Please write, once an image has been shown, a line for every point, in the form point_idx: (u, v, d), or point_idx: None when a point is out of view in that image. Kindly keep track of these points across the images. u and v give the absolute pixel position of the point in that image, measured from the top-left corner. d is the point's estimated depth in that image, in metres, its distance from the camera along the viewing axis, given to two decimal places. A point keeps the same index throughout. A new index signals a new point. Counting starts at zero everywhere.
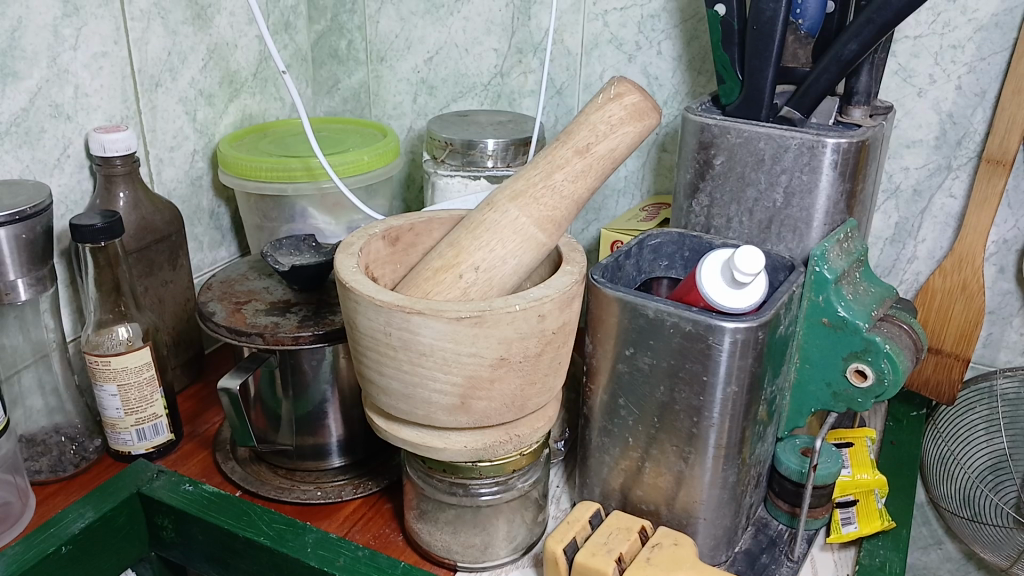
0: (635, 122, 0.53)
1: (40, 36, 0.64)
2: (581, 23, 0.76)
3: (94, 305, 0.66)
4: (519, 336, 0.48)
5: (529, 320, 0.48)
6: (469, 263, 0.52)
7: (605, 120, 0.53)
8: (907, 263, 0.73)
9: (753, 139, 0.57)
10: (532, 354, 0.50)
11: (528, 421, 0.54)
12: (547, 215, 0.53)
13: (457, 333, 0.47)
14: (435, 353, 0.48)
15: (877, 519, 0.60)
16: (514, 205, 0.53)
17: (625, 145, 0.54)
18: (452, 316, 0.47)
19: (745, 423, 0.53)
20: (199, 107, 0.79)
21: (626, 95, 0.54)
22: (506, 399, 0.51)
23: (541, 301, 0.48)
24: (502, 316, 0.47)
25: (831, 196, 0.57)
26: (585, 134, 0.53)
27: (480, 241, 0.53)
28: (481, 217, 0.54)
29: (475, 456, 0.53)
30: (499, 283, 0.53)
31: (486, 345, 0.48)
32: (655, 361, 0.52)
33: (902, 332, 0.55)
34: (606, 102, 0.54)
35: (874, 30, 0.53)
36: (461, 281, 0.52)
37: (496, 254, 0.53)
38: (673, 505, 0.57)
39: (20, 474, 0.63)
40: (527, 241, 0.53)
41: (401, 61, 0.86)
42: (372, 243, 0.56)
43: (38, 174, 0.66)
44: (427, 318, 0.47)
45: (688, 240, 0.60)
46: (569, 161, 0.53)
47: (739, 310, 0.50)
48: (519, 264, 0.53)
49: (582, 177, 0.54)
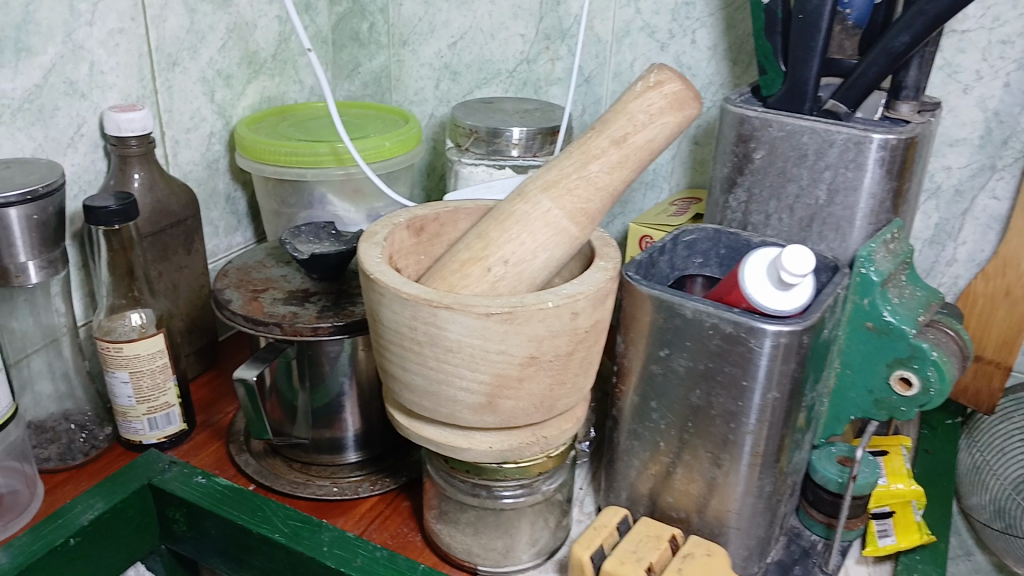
0: (675, 112, 0.51)
1: (56, 11, 0.61)
2: (612, 9, 0.73)
3: (107, 290, 0.64)
4: (551, 334, 0.46)
5: (561, 317, 0.46)
6: (498, 256, 0.50)
7: (645, 109, 0.51)
8: (945, 266, 0.71)
9: (796, 133, 0.55)
10: (563, 352, 0.47)
11: (556, 422, 0.52)
12: (579, 207, 0.51)
13: (486, 330, 0.45)
14: (463, 349, 0.46)
15: (915, 533, 0.58)
16: (546, 196, 0.51)
17: (664, 136, 0.51)
18: (482, 311, 0.44)
19: (785, 430, 0.51)
20: (217, 88, 0.77)
21: (666, 83, 0.51)
22: (535, 400, 0.49)
23: (575, 298, 0.46)
24: (534, 313, 0.45)
25: (876, 194, 0.55)
26: (621, 124, 0.51)
27: (510, 233, 0.51)
28: (509, 208, 0.52)
29: (501, 458, 0.51)
30: (529, 277, 0.51)
31: (516, 343, 0.46)
32: (691, 363, 0.50)
33: (948, 338, 0.53)
34: (645, 91, 0.51)
35: (928, 21, 0.51)
36: (489, 274, 0.50)
37: (526, 247, 0.50)
38: (704, 513, 0.54)
39: (28, 461, 0.61)
40: (559, 235, 0.51)
41: (423, 45, 0.84)
42: (396, 232, 0.53)
43: (51, 154, 0.64)
44: (456, 313, 0.44)
45: (725, 236, 0.58)
46: (605, 152, 0.51)
47: (784, 313, 0.47)
48: (550, 259, 0.51)
49: (618, 168, 0.51)
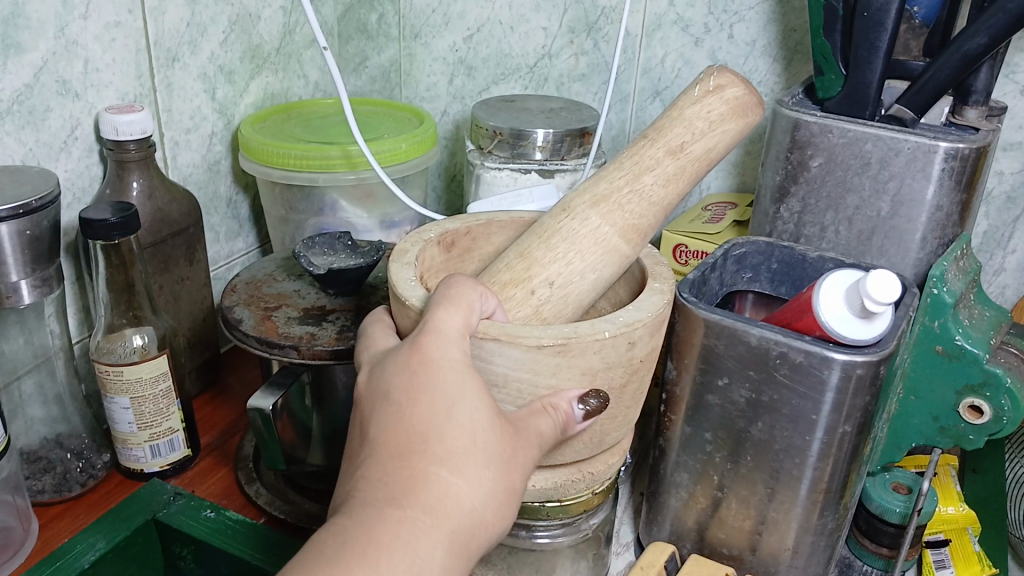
0: (736, 119, 0.47)
1: (47, 3, 0.56)
2: (643, 1, 0.69)
3: (105, 309, 0.59)
4: (606, 366, 0.41)
5: (618, 347, 0.40)
6: (543, 277, 0.45)
7: (704, 116, 0.47)
8: (993, 274, 0.67)
9: (859, 140, 0.51)
10: (618, 384, 0.42)
11: (602, 457, 0.47)
12: (632, 223, 0.46)
13: (536, 363, 0.39)
14: (509, 384, 0.40)
15: (977, 564, 0.55)
16: (596, 211, 0.46)
17: (724, 144, 0.47)
18: (532, 343, 0.39)
19: (851, 465, 0.47)
20: (218, 84, 0.72)
21: (728, 87, 0.47)
22: (586, 436, 0.44)
23: (632, 327, 0.40)
24: (589, 344, 0.39)
25: (942, 207, 0.51)
26: (678, 131, 0.47)
27: (556, 252, 0.46)
28: (554, 224, 0.47)
29: (544, 497, 0.47)
30: (575, 300, 0.46)
31: (568, 377, 0.40)
32: (753, 395, 0.46)
33: (1021, 361, 0.49)
34: (705, 95, 0.47)
35: (1007, 21, 0.47)
36: (533, 297, 0.45)
37: (573, 267, 0.46)
38: (758, 551, 0.51)
39: (20, 494, 0.56)
40: (609, 252, 0.46)
41: (437, 38, 0.79)
42: (427, 249, 0.49)
43: (43, 159, 0.59)
44: (503, 344, 0.39)
45: (778, 249, 0.54)
46: (660, 162, 0.47)
47: (857, 343, 0.43)
48: (598, 279, 0.46)
49: (673, 180, 0.47)
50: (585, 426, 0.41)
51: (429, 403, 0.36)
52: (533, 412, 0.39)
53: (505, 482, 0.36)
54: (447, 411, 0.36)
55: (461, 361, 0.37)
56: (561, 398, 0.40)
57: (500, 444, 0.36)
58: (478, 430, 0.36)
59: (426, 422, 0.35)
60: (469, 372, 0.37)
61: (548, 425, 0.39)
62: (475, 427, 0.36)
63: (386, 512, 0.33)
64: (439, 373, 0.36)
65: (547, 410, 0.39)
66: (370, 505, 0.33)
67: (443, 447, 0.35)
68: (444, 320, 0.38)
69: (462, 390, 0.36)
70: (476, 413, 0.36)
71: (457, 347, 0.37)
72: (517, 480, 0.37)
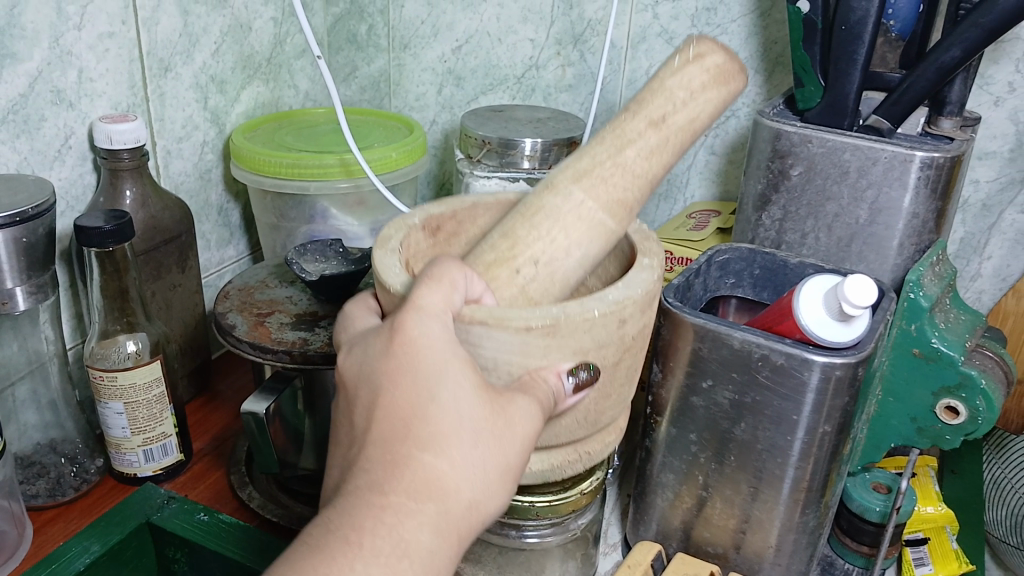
0: (717, 87, 0.44)
1: (41, 13, 0.57)
2: (628, 13, 0.70)
3: (99, 315, 0.60)
4: (596, 345, 0.40)
5: (608, 326, 0.40)
6: (528, 255, 0.43)
7: (685, 85, 0.43)
8: (970, 280, 0.69)
9: (837, 150, 0.53)
10: (610, 362, 0.41)
11: (601, 436, 0.47)
12: (616, 200, 0.43)
13: (526, 346, 0.39)
14: (501, 366, 0.39)
15: (954, 562, 0.56)
16: (577, 186, 0.43)
17: (707, 113, 0.44)
18: (521, 325, 0.38)
19: (832, 464, 0.48)
20: (210, 93, 0.73)
21: (707, 56, 0.44)
22: (581, 414, 0.43)
23: (623, 304, 0.39)
24: (579, 323, 0.39)
25: (918, 214, 0.52)
26: (659, 102, 0.44)
27: (539, 229, 0.43)
28: (538, 201, 0.44)
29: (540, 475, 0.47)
30: (562, 279, 0.44)
31: (560, 357, 0.40)
32: (736, 396, 0.48)
33: (993, 363, 0.51)
34: (686, 62, 0.44)
35: (980, 34, 0.49)
36: (518, 277, 0.43)
37: (558, 244, 0.43)
38: (741, 549, 0.52)
39: (16, 499, 0.57)
40: (594, 229, 0.43)
41: (426, 49, 0.80)
42: (412, 235, 0.47)
43: (37, 168, 0.59)
44: (491, 325, 0.38)
45: (760, 256, 0.55)
46: (642, 135, 0.43)
47: (837, 345, 0.45)
48: (585, 257, 0.44)
49: (656, 153, 0.44)
50: (575, 399, 0.41)
51: (410, 385, 0.34)
52: (522, 385, 0.38)
53: (499, 459, 0.34)
54: (431, 392, 0.33)
55: (443, 338, 0.35)
56: (550, 370, 0.39)
57: (491, 420, 0.34)
58: (466, 408, 0.34)
59: (409, 404, 0.33)
60: (452, 347, 0.35)
61: (540, 395, 0.38)
62: (462, 405, 0.33)
63: (370, 499, 0.32)
64: (421, 352, 0.34)
65: (537, 382, 0.39)
66: (355, 493, 0.32)
67: (428, 429, 0.33)
68: (423, 294, 0.36)
69: (446, 368, 0.34)
70: (462, 391, 0.34)
71: (436, 328, 0.35)
72: (513, 456, 0.35)
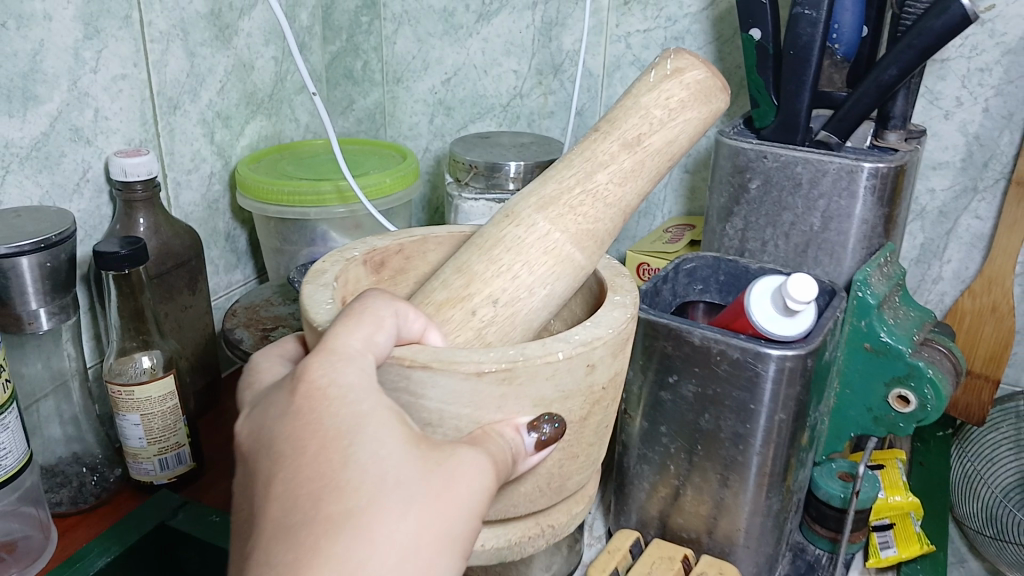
0: (698, 105, 0.47)
1: (61, 59, 0.62)
2: (603, 44, 0.76)
3: (117, 333, 0.65)
4: (561, 395, 0.39)
5: (575, 371, 0.38)
6: (485, 295, 0.43)
7: (662, 103, 0.47)
8: (932, 283, 0.73)
9: (790, 163, 0.57)
10: (577, 415, 0.40)
11: (566, 506, 0.45)
12: (586, 228, 0.45)
13: (477, 392, 0.37)
14: (447, 421, 0.37)
15: (916, 544, 0.60)
16: (543, 215, 0.45)
17: (686, 134, 0.48)
18: (472, 370, 0.36)
19: (791, 450, 0.52)
20: (216, 128, 0.78)
21: (686, 72, 0.48)
22: (542, 480, 0.42)
23: (591, 346, 0.38)
24: (538, 368, 0.37)
25: (868, 220, 0.57)
26: (634, 122, 0.47)
27: (499, 263, 0.44)
28: (498, 233, 0.45)
29: (498, 558, 0.44)
30: (523, 321, 0.44)
31: (519, 410, 0.38)
32: (699, 388, 0.52)
33: (942, 356, 0.55)
34: (663, 81, 0.47)
35: (914, 55, 0.53)
36: (475, 318, 0.43)
37: (521, 282, 0.44)
38: (714, 533, 0.56)
39: (43, 506, 0.62)
40: (563, 263, 0.45)
41: (418, 82, 0.86)
42: (350, 268, 0.46)
43: (58, 200, 0.65)
44: (437, 371, 0.36)
45: (724, 263, 0.59)
46: (616, 158, 0.46)
47: (787, 338, 0.49)
48: (550, 296, 0.45)
49: (630, 177, 0.46)
50: (540, 456, 0.39)
51: (324, 450, 0.30)
52: (473, 440, 0.36)
53: (436, 528, 0.30)
54: (347, 454, 0.30)
55: (356, 390, 0.32)
56: (508, 424, 0.38)
57: (422, 482, 0.31)
58: (390, 469, 0.30)
59: (321, 473, 0.30)
60: (369, 401, 0.32)
61: (493, 450, 0.36)
62: (385, 465, 0.30)
63: None
64: (332, 410, 0.31)
65: (491, 436, 0.37)
66: None
67: (347, 499, 0.29)
68: (340, 343, 0.34)
69: (364, 424, 0.31)
70: (384, 451, 0.31)
71: (351, 373, 0.33)
72: (456, 520, 0.31)
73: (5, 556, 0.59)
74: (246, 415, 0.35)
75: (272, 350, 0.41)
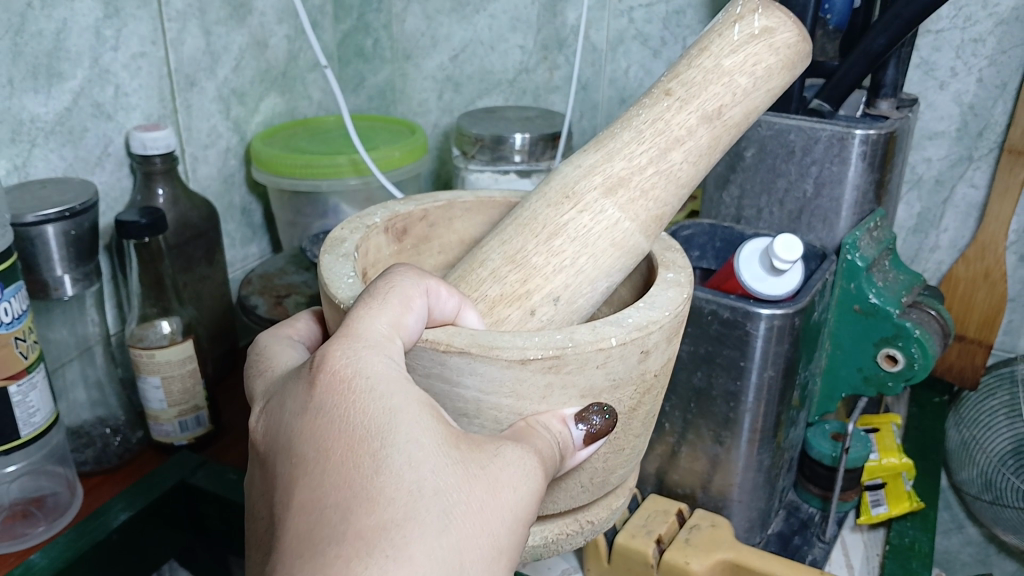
0: (785, 74, 0.45)
1: (83, 37, 0.65)
2: (606, 19, 0.78)
3: (138, 300, 0.68)
4: (611, 384, 0.38)
5: (629, 358, 0.38)
6: (546, 293, 0.43)
7: (748, 70, 0.44)
8: (930, 252, 0.75)
9: (783, 131, 0.59)
10: (627, 405, 0.40)
11: (606, 502, 0.45)
12: (655, 214, 0.44)
13: (521, 379, 0.36)
14: (485, 411, 0.37)
15: (906, 501, 0.62)
16: (611, 202, 0.44)
17: (765, 100, 0.46)
18: (515, 358, 0.36)
19: (781, 407, 0.55)
20: (232, 105, 0.81)
21: (777, 32, 0.44)
22: (585, 476, 0.42)
23: (645, 332, 0.38)
24: (588, 355, 0.36)
25: (859, 186, 0.58)
26: (716, 91, 0.44)
27: (561, 256, 0.43)
28: (558, 218, 0.44)
29: (535, 554, 0.45)
30: (581, 311, 0.44)
31: (564, 401, 0.38)
32: (693, 347, 0.54)
33: (930, 318, 0.57)
34: (750, 42, 0.44)
35: (902, 24, 0.55)
36: (533, 319, 0.43)
37: (585, 277, 0.44)
38: (708, 489, 0.58)
39: (69, 465, 0.65)
40: (627, 251, 0.44)
41: (427, 59, 0.90)
42: (371, 237, 0.47)
43: (81, 172, 0.67)
44: (480, 360, 0.36)
45: (720, 230, 0.61)
46: (694, 134, 0.44)
47: (777, 296, 0.52)
48: (608, 287, 0.45)
49: (705, 153, 0.45)
50: (589, 450, 0.38)
51: (354, 456, 0.31)
52: (517, 434, 0.36)
53: (470, 539, 0.31)
54: (377, 461, 0.31)
55: (386, 388, 0.33)
56: (554, 415, 0.38)
57: (455, 490, 0.31)
58: (424, 476, 0.31)
59: (351, 480, 0.31)
60: (400, 400, 0.33)
61: (537, 446, 0.36)
62: (419, 473, 0.31)
63: None
64: (361, 410, 0.32)
65: (534, 430, 0.37)
66: None
67: (377, 510, 0.30)
68: (367, 332, 0.35)
69: (395, 427, 0.32)
70: (416, 455, 0.31)
71: (379, 366, 0.34)
72: (489, 529, 0.32)
73: (34, 511, 0.63)
74: (261, 409, 0.37)
75: (273, 338, 0.44)
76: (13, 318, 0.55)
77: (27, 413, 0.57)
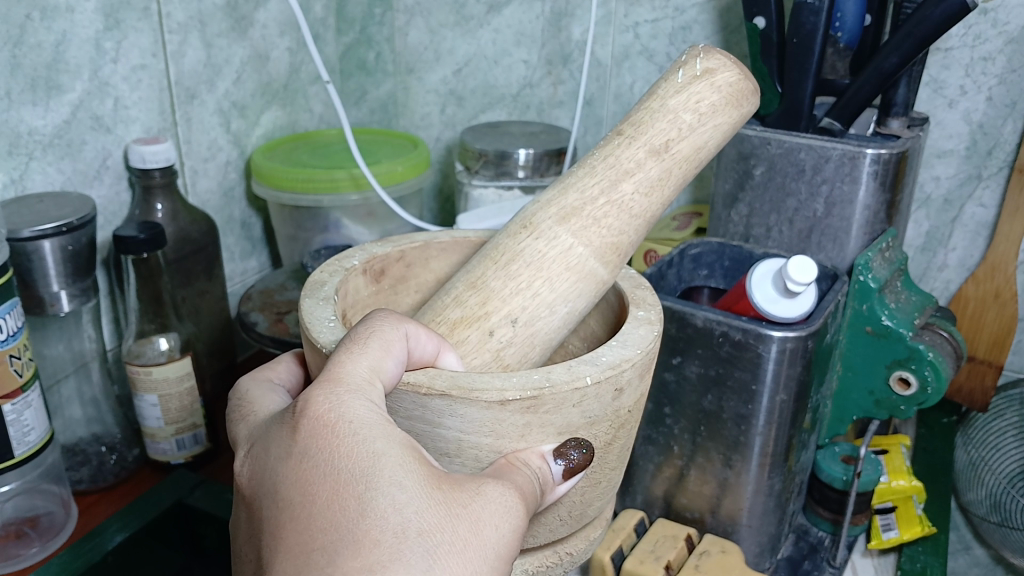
0: (730, 110, 0.45)
1: (83, 50, 0.64)
2: (612, 34, 0.78)
3: (136, 316, 0.66)
4: (588, 421, 0.37)
5: (603, 397, 0.37)
6: (504, 315, 0.42)
7: (692, 106, 0.44)
8: (938, 270, 0.74)
9: (794, 150, 0.58)
10: (603, 441, 0.39)
11: (584, 533, 0.45)
12: (610, 242, 0.43)
13: (500, 419, 0.36)
14: (465, 452, 0.36)
15: (918, 526, 0.60)
16: (564, 228, 0.44)
17: (715, 140, 0.45)
18: (494, 400, 0.35)
19: (792, 430, 0.53)
20: (232, 118, 0.80)
21: (718, 72, 0.45)
22: (564, 510, 0.41)
23: (618, 369, 0.37)
24: (564, 395, 0.36)
25: (870, 206, 0.58)
26: (662, 127, 0.44)
27: (518, 279, 0.43)
28: (515, 246, 0.44)
29: None
30: (543, 340, 0.43)
31: (542, 437, 0.37)
32: (703, 369, 0.53)
33: (943, 340, 0.57)
34: (692, 81, 0.44)
35: (915, 43, 0.54)
36: (492, 340, 0.42)
37: (542, 300, 0.43)
38: (717, 513, 0.57)
39: (63, 484, 0.64)
40: (586, 278, 0.43)
41: (430, 72, 0.89)
42: (350, 279, 0.46)
43: (79, 186, 0.66)
44: (458, 403, 0.35)
45: (729, 249, 0.60)
46: (643, 166, 0.44)
47: (789, 320, 0.51)
48: (571, 312, 0.44)
49: (656, 187, 0.44)
50: (568, 484, 0.37)
51: (339, 501, 0.30)
52: (497, 471, 0.35)
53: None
54: (362, 505, 0.30)
55: (369, 431, 0.32)
56: (533, 452, 0.37)
57: (441, 529, 0.30)
58: (408, 519, 0.30)
59: (337, 525, 0.30)
60: (383, 443, 0.32)
61: (519, 480, 0.35)
62: (404, 515, 0.30)
63: None
64: (344, 455, 0.31)
65: (516, 466, 0.36)
66: None
67: (362, 553, 0.29)
68: (348, 374, 0.34)
69: (380, 469, 0.31)
70: (400, 497, 0.30)
71: (362, 410, 0.33)
72: (477, 567, 0.31)
73: (28, 530, 0.61)
74: (245, 453, 0.36)
75: (253, 383, 0.43)
76: (7, 335, 0.54)
77: (21, 433, 0.56)
